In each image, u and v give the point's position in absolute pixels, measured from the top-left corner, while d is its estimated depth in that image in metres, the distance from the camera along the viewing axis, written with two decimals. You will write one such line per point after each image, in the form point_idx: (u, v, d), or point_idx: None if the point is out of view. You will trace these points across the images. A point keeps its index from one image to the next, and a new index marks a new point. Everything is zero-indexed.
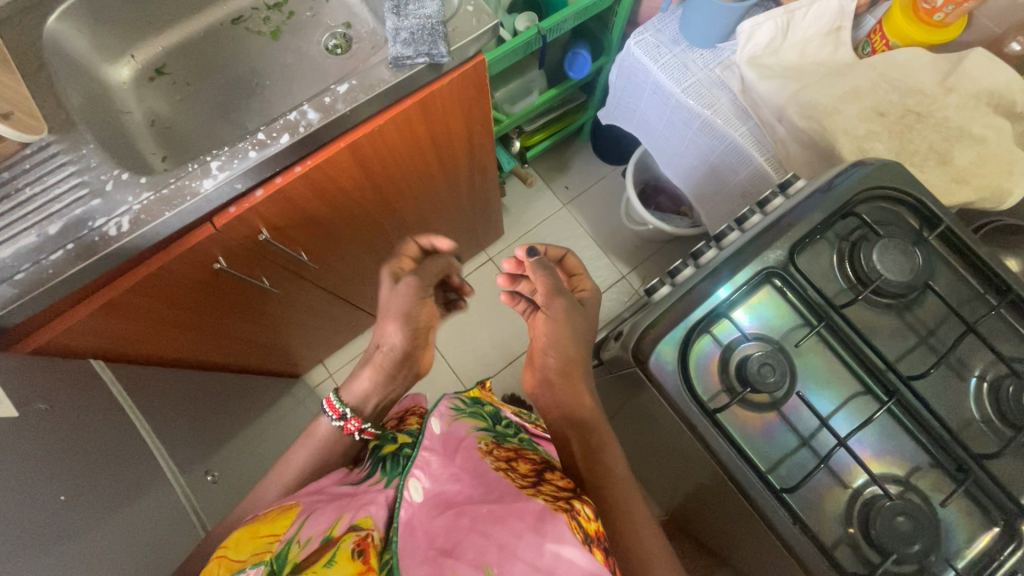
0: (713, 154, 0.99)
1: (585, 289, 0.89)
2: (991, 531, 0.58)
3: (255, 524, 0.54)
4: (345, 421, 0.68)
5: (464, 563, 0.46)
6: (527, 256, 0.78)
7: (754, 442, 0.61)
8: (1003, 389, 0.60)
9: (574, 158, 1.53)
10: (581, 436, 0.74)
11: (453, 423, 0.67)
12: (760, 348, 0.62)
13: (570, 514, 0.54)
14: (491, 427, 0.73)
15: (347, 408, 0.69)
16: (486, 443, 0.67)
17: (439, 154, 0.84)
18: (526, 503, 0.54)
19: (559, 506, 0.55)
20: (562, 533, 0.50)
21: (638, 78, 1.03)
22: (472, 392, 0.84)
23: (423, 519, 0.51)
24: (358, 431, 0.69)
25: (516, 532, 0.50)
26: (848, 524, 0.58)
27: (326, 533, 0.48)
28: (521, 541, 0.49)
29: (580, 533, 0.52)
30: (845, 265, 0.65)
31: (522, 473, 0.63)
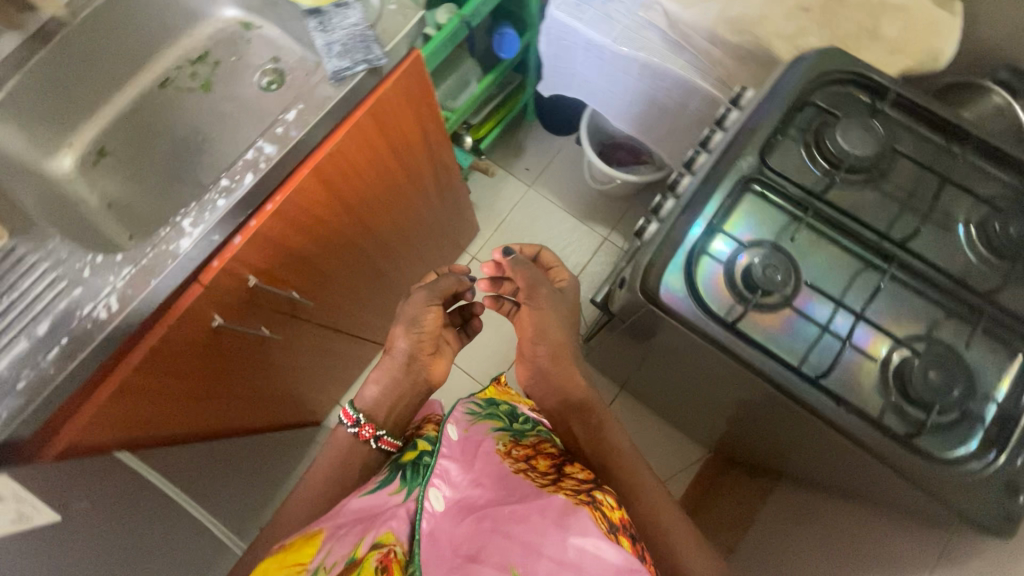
0: (659, 93, 1.02)
1: (563, 279, 0.88)
2: (1018, 358, 0.60)
3: (276, 554, 0.50)
4: (360, 428, 0.72)
5: (489, 567, 0.47)
6: (504, 258, 0.82)
7: (779, 341, 0.62)
8: (988, 226, 0.63)
9: (526, 139, 1.54)
10: (582, 420, 0.76)
11: (471, 427, 0.67)
12: (759, 253, 0.64)
13: (591, 506, 0.57)
14: (509, 426, 0.74)
15: (360, 414, 0.73)
16: (505, 443, 0.68)
17: (399, 159, 0.83)
18: (548, 500, 0.56)
19: (581, 500, 0.57)
20: (584, 526, 0.52)
21: (568, 41, 1.04)
22: (487, 392, 0.84)
23: (446, 529, 0.51)
24: (370, 433, 0.71)
25: (539, 530, 0.51)
26: (888, 394, 0.60)
27: (351, 555, 0.47)
28: (545, 539, 0.50)
29: (604, 524, 0.54)
30: (813, 154, 0.68)
31: (541, 470, 0.64)
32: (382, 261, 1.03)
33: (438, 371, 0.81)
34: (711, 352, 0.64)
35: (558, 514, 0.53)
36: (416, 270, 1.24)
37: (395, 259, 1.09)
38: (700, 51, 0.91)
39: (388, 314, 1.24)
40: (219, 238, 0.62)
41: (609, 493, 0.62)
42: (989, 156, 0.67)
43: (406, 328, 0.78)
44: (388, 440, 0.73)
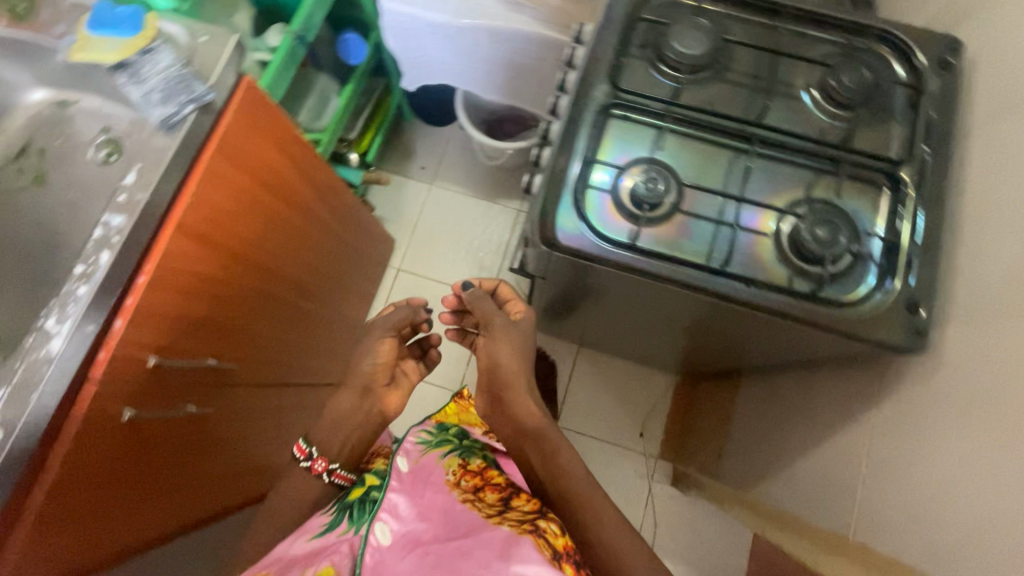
0: (514, 54, 1.04)
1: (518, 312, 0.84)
2: (883, 193, 0.66)
3: None
4: (313, 461, 0.70)
5: None
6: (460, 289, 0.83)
7: (680, 246, 0.65)
8: (826, 84, 0.68)
9: (413, 139, 1.52)
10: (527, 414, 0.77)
11: (421, 457, 0.72)
12: (638, 171, 0.66)
13: (535, 532, 0.60)
14: (460, 448, 0.78)
15: (313, 447, 0.71)
16: (453, 472, 0.71)
17: (274, 192, 0.80)
18: (492, 531, 0.59)
19: (525, 528, 0.60)
20: (524, 553, 0.55)
21: (412, 29, 1.03)
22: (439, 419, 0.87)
23: (390, 562, 0.56)
24: (322, 466, 0.69)
25: (483, 562, 0.55)
26: (788, 261, 0.64)
27: None
28: (486, 569, 0.54)
29: (547, 551, 0.57)
30: (657, 65, 0.70)
31: (490, 496, 0.68)
32: (298, 300, 1.00)
33: (393, 404, 0.80)
34: (623, 277, 0.65)
35: (501, 545, 0.57)
36: (341, 299, 1.20)
37: (311, 295, 1.06)
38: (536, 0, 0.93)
39: (328, 352, 1.20)
40: (93, 328, 0.58)
41: (553, 518, 0.64)
42: (807, 24, 0.72)
43: (363, 353, 0.80)
44: (341, 473, 0.71)
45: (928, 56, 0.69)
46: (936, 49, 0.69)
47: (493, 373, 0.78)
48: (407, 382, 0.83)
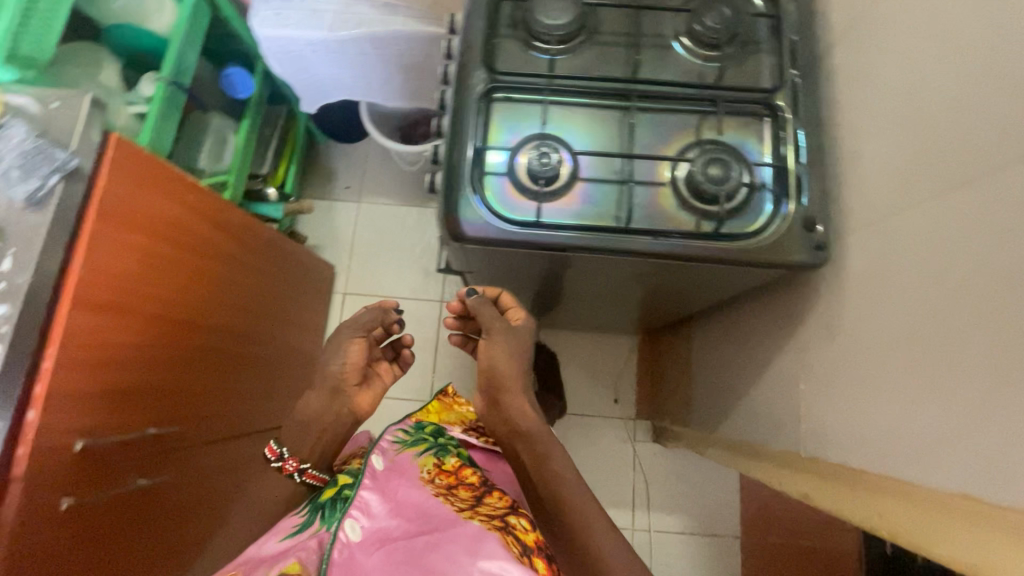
0: (402, 55, 1.03)
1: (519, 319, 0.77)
2: (762, 121, 0.68)
3: None
4: (283, 462, 0.71)
5: None
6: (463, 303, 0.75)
7: (583, 213, 0.66)
8: (693, 30, 0.70)
9: (330, 159, 1.50)
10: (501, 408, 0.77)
11: (398, 457, 0.75)
12: (530, 148, 0.66)
13: (505, 530, 0.65)
14: (436, 445, 0.79)
15: (284, 448, 0.72)
16: (429, 468, 0.74)
17: (178, 244, 0.78)
18: (463, 527, 0.65)
19: (496, 526, 0.66)
20: (493, 551, 0.62)
21: (293, 52, 1.01)
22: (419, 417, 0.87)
23: (361, 558, 0.62)
24: (293, 467, 0.71)
25: (453, 556, 0.62)
26: (688, 205, 0.66)
27: None
28: (455, 564, 0.61)
29: (516, 548, 0.63)
30: (530, 41, 0.70)
31: (463, 491, 0.72)
32: (233, 346, 0.97)
33: (364, 403, 0.79)
34: (536, 254, 0.66)
35: (471, 541, 0.63)
36: (282, 335, 1.18)
37: (247, 338, 1.03)
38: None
39: (279, 391, 1.18)
40: (2, 425, 0.56)
41: (524, 511, 0.70)
42: None
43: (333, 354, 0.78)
44: (312, 471, 0.73)
45: None
46: None
47: (489, 382, 0.75)
48: (380, 383, 0.82)
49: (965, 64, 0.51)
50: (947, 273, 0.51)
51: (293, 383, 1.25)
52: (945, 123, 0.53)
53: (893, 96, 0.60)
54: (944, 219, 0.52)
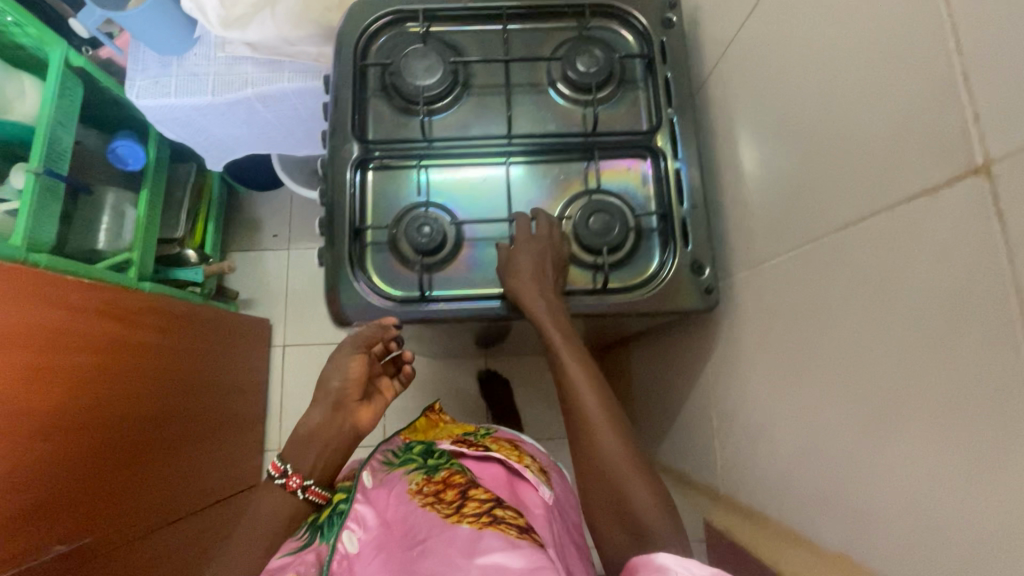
0: (298, 108, 0.99)
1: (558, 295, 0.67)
2: (642, 165, 0.68)
3: None
4: (287, 478, 0.66)
5: None
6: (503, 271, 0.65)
7: (472, 280, 0.65)
8: (567, 76, 0.68)
9: (253, 207, 1.44)
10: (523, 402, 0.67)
11: (384, 476, 0.69)
12: (409, 219, 0.64)
13: (496, 520, 0.56)
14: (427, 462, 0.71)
15: (287, 462, 0.67)
16: (415, 481, 0.66)
17: (64, 347, 0.76)
18: (454, 528, 0.55)
19: (485, 518, 0.56)
20: (490, 547, 0.52)
21: (183, 118, 0.97)
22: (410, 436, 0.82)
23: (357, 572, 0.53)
24: (297, 482, 0.65)
25: (447, 561, 0.51)
26: (574, 259, 0.65)
27: None
28: (451, 567, 0.51)
29: (512, 531, 0.55)
30: (401, 104, 0.68)
31: (454, 491, 0.63)
32: (154, 430, 0.94)
33: (365, 422, 0.75)
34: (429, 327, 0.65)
35: (465, 541, 0.53)
36: (218, 405, 1.14)
37: (174, 419, 1.00)
38: (296, 52, 0.89)
39: (219, 463, 1.14)
40: None
41: (511, 504, 0.61)
42: (534, 22, 0.72)
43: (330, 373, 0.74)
44: (317, 489, 0.66)
45: (651, 17, 0.70)
46: (657, 8, 0.70)
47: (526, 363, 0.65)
48: (382, 399, 0.78)
49: (803, 102, 0.50)
50: (808, 318, 0.49)
51: (239, 452, 1.22)
52: (794, 160, 0.52)
53: (756, 128, 0.59)
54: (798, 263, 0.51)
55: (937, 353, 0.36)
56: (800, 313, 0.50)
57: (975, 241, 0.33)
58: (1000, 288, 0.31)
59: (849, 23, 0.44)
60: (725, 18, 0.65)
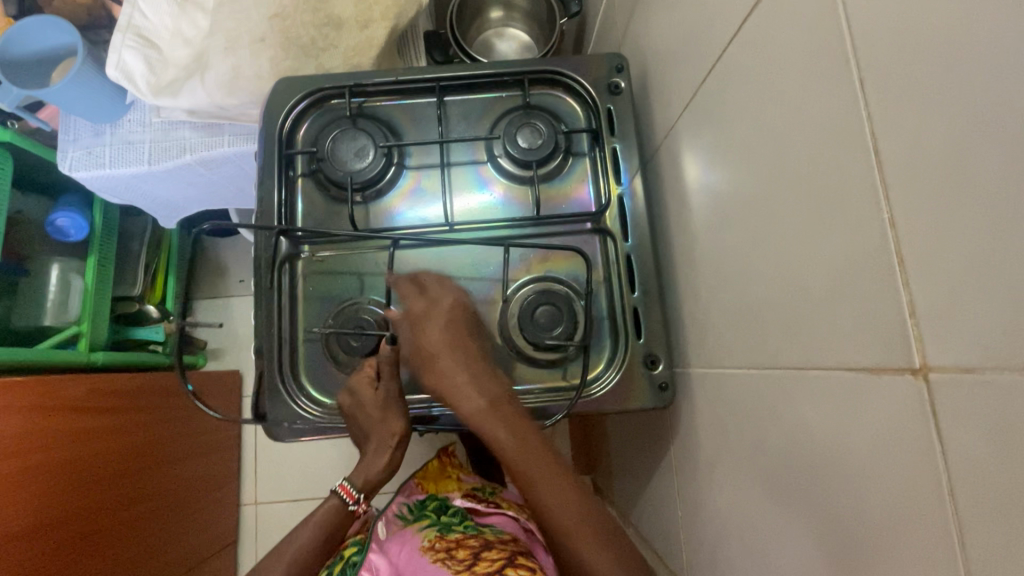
0: (244, 170, 0.94)
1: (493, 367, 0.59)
2: (597, 241, 0.64)
3: None
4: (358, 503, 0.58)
5: None
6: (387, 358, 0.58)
7: (414, 383, 0.62)
8: (509, 153, 0.63)
9: (219, 252, 1.39)
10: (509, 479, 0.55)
11: (399, 529, 0.66)
12: (342, 320, 0.61)
13: None
14: (442, 518, 0.67)
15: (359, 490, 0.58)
16: (429, 538, 0.62)
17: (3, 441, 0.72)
18: None
19: None
20: None
21: (123, 185, 0.92)
22: (424, 487, 0.77)
23: None
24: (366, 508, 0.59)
25: None
26: (520, 352, 0.61)
27: None
28: None
29: None
30: (333, 192, 0.64)
31: (469, 550, 0.59)
32: (114, 517, 0.90)
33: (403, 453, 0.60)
34: None
35: None
36: (190, 470, 1.12)
37: (134, 501, 0.95)
38: (236, 114, 0.82)
39: (192, 530, 1.10)
40: None
41: (525, 562, 0.57)
42: (473, 92, 0.67)
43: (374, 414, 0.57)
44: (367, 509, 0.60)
45: (598, 83, 0.65)
46: (604, 73, 0.65)
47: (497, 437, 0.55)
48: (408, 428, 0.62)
49: (751, 207, 0.45)
50: (755, 448, 0.45)
51: (211, 520, 1.17)
52: (737, 270, 0.47)
53: (702, 221, 0.54)
54: (741, 389, 0.47)
55: (866, 541, 0.33)
56: (746, 442, 0.46)
57: (913, 452, 0.29)
58: (939, 510, 0.28)
59: (787, 143, 0.39)
60: (671, 90, 0.60)
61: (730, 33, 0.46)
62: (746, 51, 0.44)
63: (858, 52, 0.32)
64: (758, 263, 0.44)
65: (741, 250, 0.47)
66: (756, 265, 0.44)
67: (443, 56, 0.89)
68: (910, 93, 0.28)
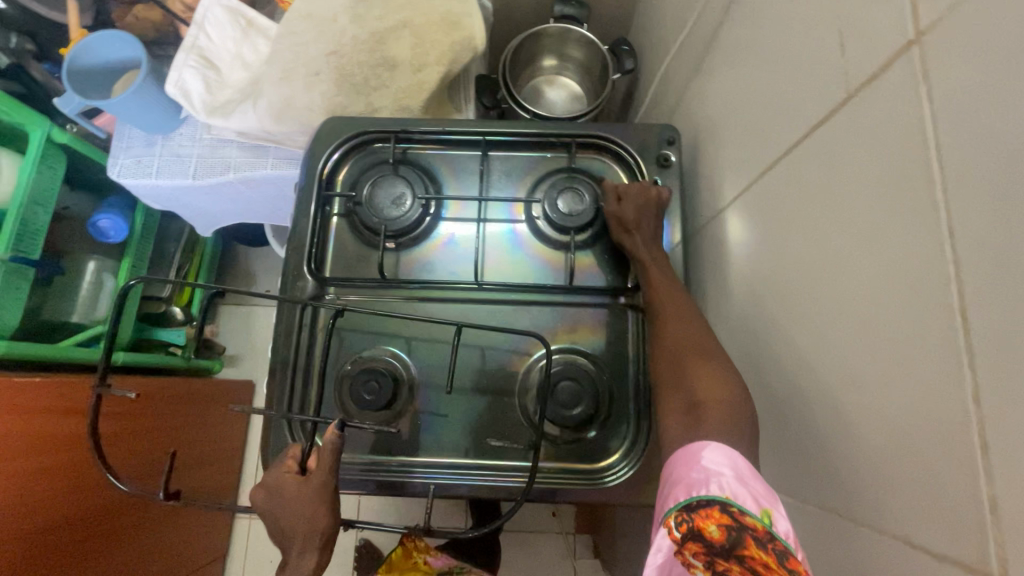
0: (283, 190, 0.94)
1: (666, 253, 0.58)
2: (630, 317, 0.62)
3: None
4: None
5: None
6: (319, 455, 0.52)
7: (422, 444, 0.60)
8: (547, 215, 0.62)
9: (249, 261, 1.41)
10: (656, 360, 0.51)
11: None
12: (359, 368, 0.59)
13: None
14: None
15: None
16: None
17: (11, 445, 0.73)
18: None
19: None
20: None
21: (166, 194, 0.94)
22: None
23: None
24: None
25: None
26: (536, 424, 0.59)
27: None
28: None
29: None
30: (365, 236, 0.63)
31: None
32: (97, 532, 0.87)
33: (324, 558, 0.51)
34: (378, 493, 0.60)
35: None
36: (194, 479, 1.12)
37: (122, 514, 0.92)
38: (282, 139, 0.83)
39: (185, 540, 1.09)
40: None
41: None
42: (517, 149, 0.66)
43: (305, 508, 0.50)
44: None
45: (646, 154, 0.63)
46: (654, 145, 0.64)
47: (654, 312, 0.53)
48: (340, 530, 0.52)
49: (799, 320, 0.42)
50: None
51: (200, 534, 1.14)
52: (777, 384, 0.44)
53: (742, 317, 0.52)
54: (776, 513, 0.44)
55: None
56: None
57: None
58: None
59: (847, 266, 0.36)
60: (722, 171, 0.58)
61: (790, 134, 0.44)
62: (805, 158, 0.42)
63: (943, 195, 0.29)
64: (805, 383, 0.40)
65: (785, 360, 0.44)
66: (802, 385, 0.41)
67: (493, 100, 0.87)
68: (1010, 261, 0.26)
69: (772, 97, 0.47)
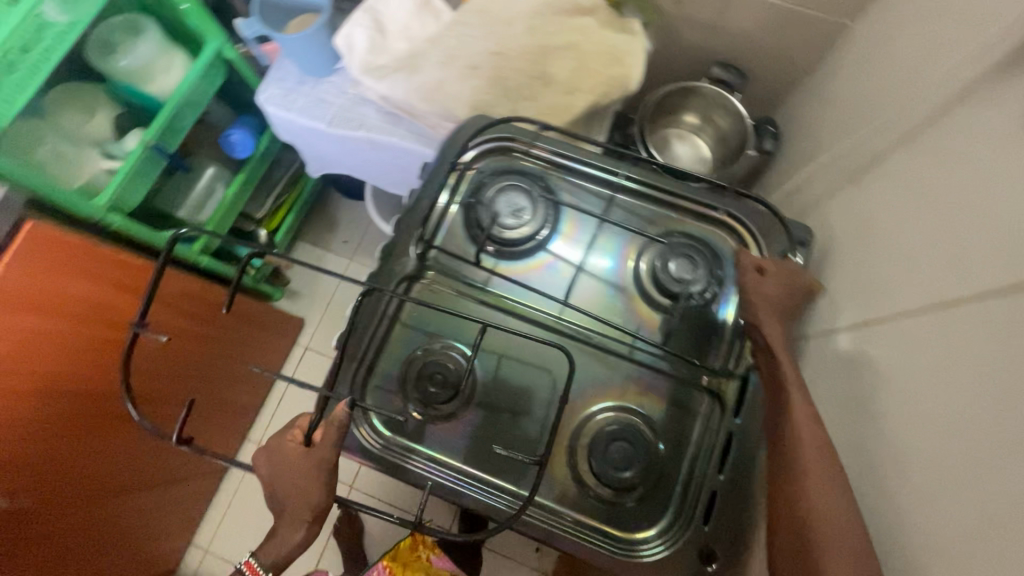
0: (400, 161, 0.97)
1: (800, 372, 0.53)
2: (704, 401, 0.60)
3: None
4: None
5: None
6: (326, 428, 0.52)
7: (465, 451, 0.60)
8: (658, 271, 0.62)
9: (337, 209, 1.47)
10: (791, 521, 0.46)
11: None
12: (432, 355, 0.61)
13: None
14: None
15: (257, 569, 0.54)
16: None
17: (95, 315, 0.78)
18: None
19: None
20: None
21: (298, 130, 0.99)
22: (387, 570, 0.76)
23: None
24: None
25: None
26: (580, 474, 0.58)
27: None
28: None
29: None
30: (477, 232, 0.65)
31: None
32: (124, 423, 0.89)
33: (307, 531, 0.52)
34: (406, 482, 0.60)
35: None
36: (223, 393, 1.18)
37: (141, 402, 0.95)
38: (421, 116, 0.86)
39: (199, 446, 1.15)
40: None
41: None
42: (641, 197, 0.66)
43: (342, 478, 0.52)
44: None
45: (772, 247, 0.62)
46: (783, 241, 0.62)
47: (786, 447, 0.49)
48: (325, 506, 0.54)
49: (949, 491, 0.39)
50: None
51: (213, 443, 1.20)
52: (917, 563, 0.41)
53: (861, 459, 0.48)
54: None
55: None
56: None
57: None
58: None
59: (1020, 469, 0.34)
60: (851, 291, 0.56)
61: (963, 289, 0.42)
62: (980, 324, 0.40)
63: None
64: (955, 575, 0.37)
65: (918, 535, 0.41)
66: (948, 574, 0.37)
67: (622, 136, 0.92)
68: None
69: (949, 244, 0.45)
